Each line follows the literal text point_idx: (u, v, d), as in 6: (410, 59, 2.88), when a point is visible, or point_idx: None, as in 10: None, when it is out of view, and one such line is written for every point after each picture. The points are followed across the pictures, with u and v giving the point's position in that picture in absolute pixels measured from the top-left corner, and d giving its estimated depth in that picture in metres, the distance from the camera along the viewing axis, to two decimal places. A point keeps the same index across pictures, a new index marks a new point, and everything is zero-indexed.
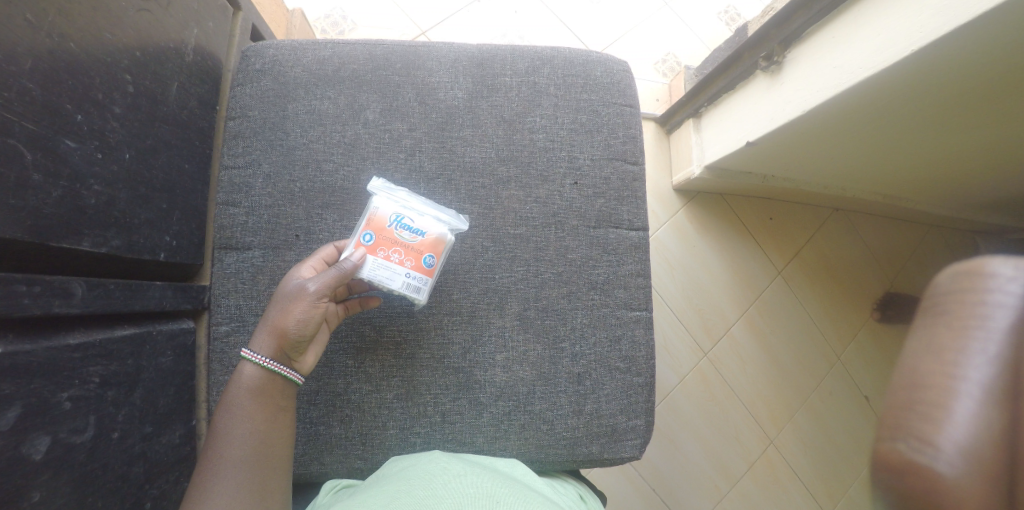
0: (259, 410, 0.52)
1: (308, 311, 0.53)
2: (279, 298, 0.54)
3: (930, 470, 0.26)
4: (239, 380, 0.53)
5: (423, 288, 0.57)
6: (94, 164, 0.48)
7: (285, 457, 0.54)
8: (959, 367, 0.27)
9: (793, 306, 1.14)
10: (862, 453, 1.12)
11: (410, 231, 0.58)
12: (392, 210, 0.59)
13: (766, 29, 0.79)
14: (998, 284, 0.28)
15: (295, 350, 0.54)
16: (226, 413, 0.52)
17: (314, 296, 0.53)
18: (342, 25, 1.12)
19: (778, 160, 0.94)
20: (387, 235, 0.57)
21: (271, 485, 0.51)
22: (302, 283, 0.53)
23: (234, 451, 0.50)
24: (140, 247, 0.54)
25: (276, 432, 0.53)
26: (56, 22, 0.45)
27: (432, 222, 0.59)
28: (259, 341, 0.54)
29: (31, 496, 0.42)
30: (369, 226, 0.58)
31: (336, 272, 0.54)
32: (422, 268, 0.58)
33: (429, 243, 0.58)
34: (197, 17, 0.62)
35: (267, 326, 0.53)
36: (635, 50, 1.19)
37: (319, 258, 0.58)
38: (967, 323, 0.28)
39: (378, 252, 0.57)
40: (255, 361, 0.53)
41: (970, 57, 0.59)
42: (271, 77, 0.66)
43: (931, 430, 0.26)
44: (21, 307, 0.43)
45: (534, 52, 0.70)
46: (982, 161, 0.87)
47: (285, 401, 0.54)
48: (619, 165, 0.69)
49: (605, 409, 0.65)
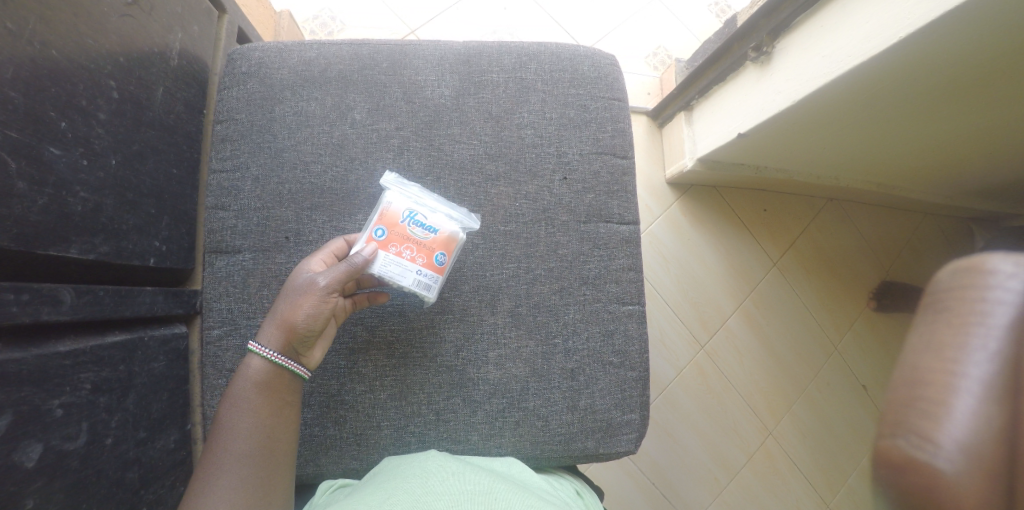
0: (264, 404, 0.52)
1: (317, 305, 0.53)
2: (289, 291, 0.54)
3: (930, 467, 0.25)
4: (246, 373, 0.53)
5: (433, 286, 0.57)
6: (80, 171, 0.48)
7: (290, 453, 0.53)
8: (959, 364, 0.26)
9: (789, 297, 1.14)
10: (861, 442, 1.13)
11: (423, 227, 0.58)
12: (405, 206, 0.59)
13: (755, 20, 0.79)
14: (998, 280, 0.27)
15: (303, 345, 0.54)
16: (233, 406, 0.52)
17: (324, 289, 0.53)
18: (331, 26, 1.12)
19: (770, 149, 0.93)
20: (399, 231, 0.58)
21: (275, 479, 0.51)
22: (312, 277, 0.53)
23: (239, 444, 0.50)
24: (129, 253, 0.54)
25: (282, 426, 0.53)
26: (37, 30, 0.45)
27: (444, 219, 0.59)
28: (268, 334, 0.54)
29: (24, 503, 0.43)
30: (381, 221, 0.58)
31: (347, 267, 0.54)
32: (433, 265, 0.58)
33: (442, 240, 0.58)
34: (181, 21, 0.62)
35: (276, 319, 0.53)
36: (625, 44, 1.18)
37: (328, 252, 0.58)
38: (967, 319, 0.27)
39: (390, 248, 0.57)
40: (262, 354, 0.53)
41: (960, 42, 0.59)
42: (258, 79, 0.66)
43: (931, 427, 0.25)
44: (10, 316, 0.43)
45: (520, 48, 0.70)
46: (977, 147, 0.87)
47: (290, 395, 0.54)
48: (608, 160, 0.69)
49: (599, 404, 0.65)
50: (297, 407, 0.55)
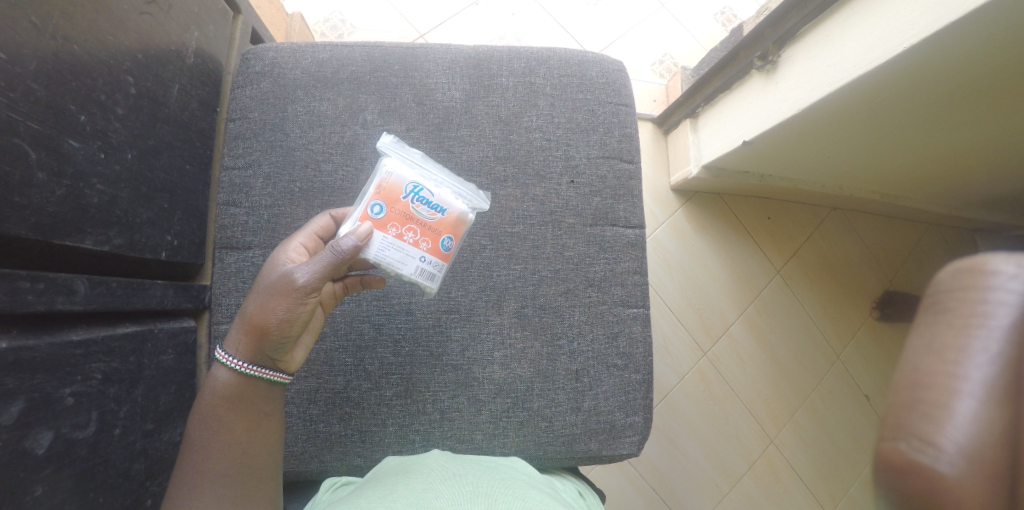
0: (238, 418, 0.51)
1: (293, 308, 0.50)
2: (262, 289, 0.51)
3: (931, 470, 0.25)
4: (214, 385, 0.52)
5: (436, 274, 0.57)
6: (98, 163, 0.49)
7: (272, 464, 0.54)
8: (959, 366, 0.26)
9: (793, 305, 1.14)
10: (863, 453, 1.12)
11: (429, 207, 0.57)
12: (410, 180, 0.57)
13: (761, 29, 0.80)
14: (998, 281, 0.28)
15: (276, 352, 0.52)
16: (203, 423, 0.51)
17: (301, 290, 0.50)
18: (341, 29, 1.14)
19: (776, 157, 0.94)
20: (401, 209, 0.56)
21: (257, 491, 0.51)
22: (287, 273, 0.50)
23: (213, 465, 0.49)
24: (142, 246, 0.55)
25: (260, 439, 0.52)
26: (60, 25, 0.46)
27: (452, 199, 0.58)
28: (236, 341, 0.52)
29: (34, 490, 0.43)
30: (381, 196, 0.56)
31: (329, 260, 0.51)
32: (439, 251, 0.57)
33: (449, 222, 0.57)
34: (198, 20, 0.63)
35: (247, 322, 0.51)
36: (632, 51, 1.20)
37: (309, 234, 0.57)
38: (968, 321, 0.27)
39: (389, 229, 0.55)
40: (227, 364, 0.52)
41: (962, 54, 0.60)
42: (272, 79, 0.67)
43: (931, 430, 0.25)
44: (25, 303, 0.43)
45: (529, 53, 0.71)
46: (979, 158, 0.88)
47: (268, 405, 0.53)
48: (615, 164, 0.70)
49: (603, 406, 0.65)
50: (279, 409, 0.55)
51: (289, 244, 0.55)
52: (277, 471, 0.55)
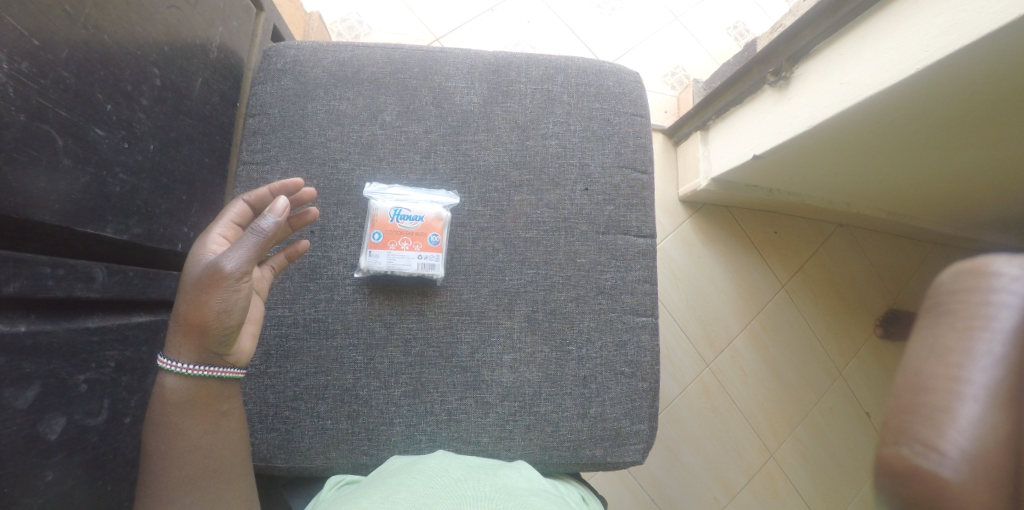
0: (196, 423, 0.50)
1: (228, 298, 0.49)
2: (189, 286, 0.49)
3: (935, 476, 0.25)
4: (167, 388, 0.50)
5: (436, 265, 0.63)
6: (121, 153, 0.50)
7: (241, 459, 0.54)
8: (962, 370, 0.26)
9: (796, 320, 1.14)
10: (862, 469, 1.12)
11: (410, 219, 0.64)
12: (391, 206, 0.64)
13: (775, 44, 0.81)
14: (1002, 284, 0.27)
15: (222, 346, 0.51)
16: (158, 432, 0.50)
17: (232, 277, 0.48)
18: (358, 30, 1.15)
19: (786, 172, 0.95)
20: (392, 229, 0.64)
21: (227, 491, 0.52)
22: (212, 264, 0.48)
23: (176, 473, 0.49)
24: (160, 236, 0.55)
25: (220, 441, 0.52)
26: (92, 15, 0.47)
27: (427, 205, 0.65)
28: (178, 343, 0.50)
29: (45, 475, 0.43)
30: (375, 225, 0.64)
31: (253, 242, 0.50)
32: (430, 247, 0.64)
33: (428, 224, 0.64)
34: (223, 16, 0.64)
35: (185, 321, 0.49)
36: (644, 62, 1.21)
37: (227, 224, 0.55)
38: (971, 323, 0.27)
39: (390, 246, 0.63)
40: (175, 370, 0.49)
41: (977, 76, 0.60)
42: (292, 77, 0.68)
43: (936, 436, 0.25)
44: (45, 288, 0.44)
45: (548, 61, 0.72)
46: (983, 181, 0.89)
47: (227, 400, 0.53)
48: (629, 174, 0.70)
49: (609, 413, 0.65)
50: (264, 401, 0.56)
51: (208, 237, 0.53)
52: (247, 466, 0.55)
